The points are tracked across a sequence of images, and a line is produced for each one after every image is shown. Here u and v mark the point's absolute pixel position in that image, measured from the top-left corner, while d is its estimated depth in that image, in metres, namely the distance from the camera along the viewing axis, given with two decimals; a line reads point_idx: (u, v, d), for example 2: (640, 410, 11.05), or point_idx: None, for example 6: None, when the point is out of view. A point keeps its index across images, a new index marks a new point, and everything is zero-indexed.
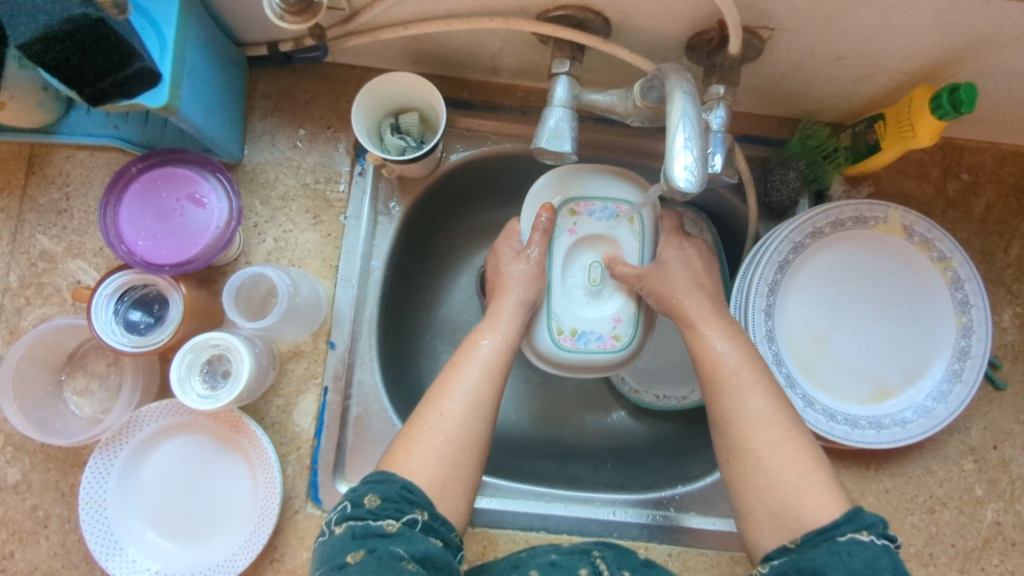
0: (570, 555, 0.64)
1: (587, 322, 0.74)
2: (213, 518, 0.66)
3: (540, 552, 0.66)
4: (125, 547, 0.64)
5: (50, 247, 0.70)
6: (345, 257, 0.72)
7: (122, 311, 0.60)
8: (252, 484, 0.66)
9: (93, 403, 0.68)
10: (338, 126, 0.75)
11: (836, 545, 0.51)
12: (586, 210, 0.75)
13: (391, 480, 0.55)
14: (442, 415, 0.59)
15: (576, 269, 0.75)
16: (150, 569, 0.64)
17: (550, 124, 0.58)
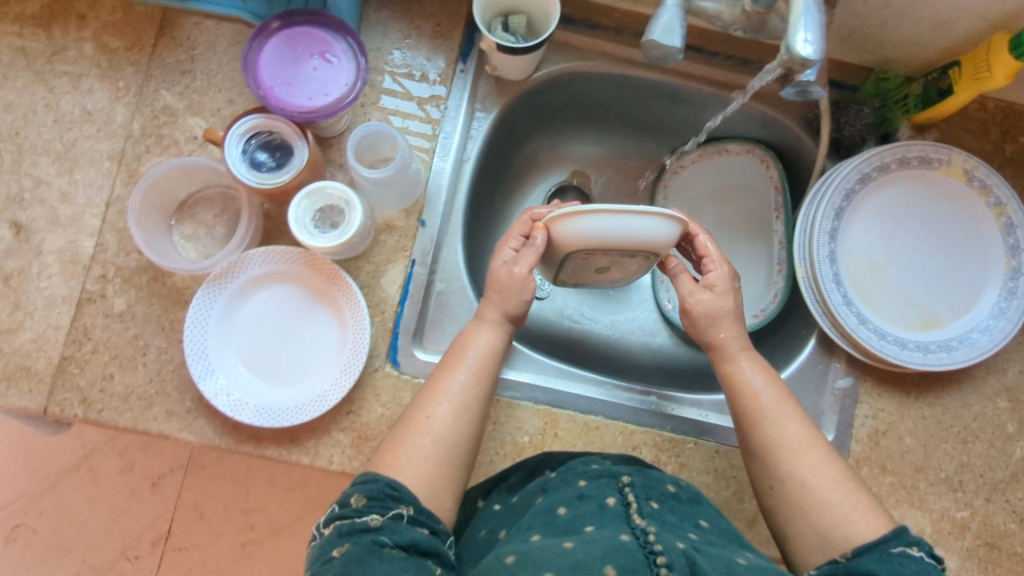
0: (598, 480, 0.65)
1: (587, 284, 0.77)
2: (299, 363, 0.71)
3: (567, 473, 0.67)
4: (217, 375, 0.69)
5: (172, 103, 0.75)
6: (442, 143, 0.78)
7: (250, 151, 0.65)
8: (341, 345, 0.71)
9: (199, 248, 0.73)
10: (446, 25, 0.79)
11: (889, 556, 0.57)
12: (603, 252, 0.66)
13: (376, 479, 0.59)
14: (430, 417, 0.64)
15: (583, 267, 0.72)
16: (238, 398, 0.69)
17: (662, 20, 0.63)
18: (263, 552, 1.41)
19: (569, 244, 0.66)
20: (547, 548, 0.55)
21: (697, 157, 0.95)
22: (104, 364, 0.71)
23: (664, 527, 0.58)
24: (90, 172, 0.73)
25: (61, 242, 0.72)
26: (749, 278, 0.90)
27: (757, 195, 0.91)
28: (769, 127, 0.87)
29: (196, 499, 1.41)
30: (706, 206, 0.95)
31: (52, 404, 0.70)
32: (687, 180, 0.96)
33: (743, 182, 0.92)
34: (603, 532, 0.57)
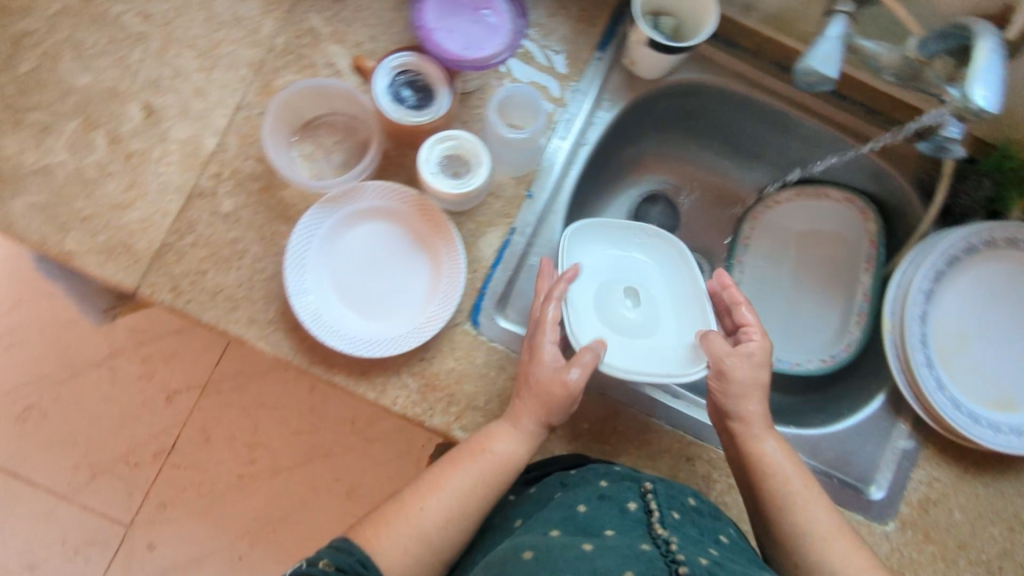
0: (621, 483, 0.66)
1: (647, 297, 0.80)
2: (387, 303, 0.72)
3: (589, 473, 0.68)
4: (308, 295, 0.70)
5: (319, 27, 0.77)
6: (564, 123, 0.78)
7: (396, 86, 0.66)
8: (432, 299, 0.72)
9: (313, 169, 0.75)
10: (593, 9, 0.80)
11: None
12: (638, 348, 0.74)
13: (349, 550, 0.59)
14: (422, 510, 0.63)
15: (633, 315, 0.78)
16: (324, 321, 0.70)
17: (822, 49, 0.64)
18: (259, 487, 1.36)
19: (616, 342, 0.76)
20: (565, 548, 0.56)
21: (793, 195, 0.95)
22: (200, 260, 0.72)
23: (687, 540, 0.59)
24: (227, 74, 0.75)
25: (185, 133, 0.74)
26: (824, 323, 0.91)
27: (849, 245, 0.91)
28: (879, 180, 0.87)
29: (206, 423, 1.38)
30: (792, 246, 0.96)
31: (144, 285, 0.71)
32: (778, 216, 0.96)
33: (836, 229, 0.93)
34: (623, 538, 0.58)
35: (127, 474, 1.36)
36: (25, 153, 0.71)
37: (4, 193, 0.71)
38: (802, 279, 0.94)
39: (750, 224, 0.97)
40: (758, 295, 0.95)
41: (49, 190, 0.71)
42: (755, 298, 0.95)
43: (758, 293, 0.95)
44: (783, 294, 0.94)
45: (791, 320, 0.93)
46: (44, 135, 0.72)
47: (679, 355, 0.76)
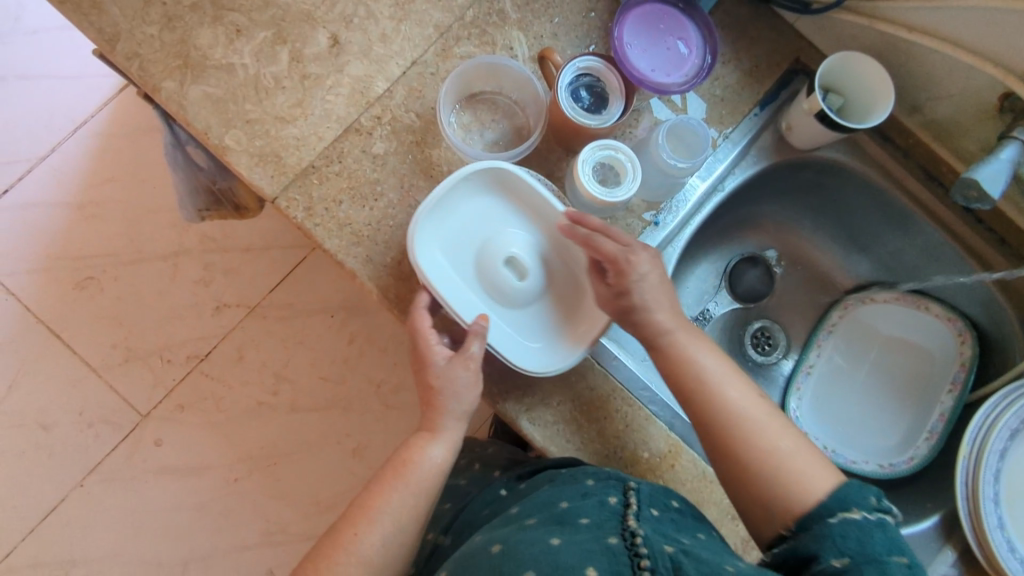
0: (606, 482, 0.68)
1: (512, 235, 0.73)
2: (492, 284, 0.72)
3: (578, 471, 0.70)
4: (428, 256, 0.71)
5: (509, 10, 0.80)
6: (709, 164, 0.81)
7: (576, 84, 0.69)
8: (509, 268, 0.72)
9: (466, 138, 0.78)
10: (767, 66, 0.82)
11: (827, 526, 0.58)
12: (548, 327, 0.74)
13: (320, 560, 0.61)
14: (355, 537, 0.65)
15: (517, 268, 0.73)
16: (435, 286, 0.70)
17: (990, 169, 0.66)
18: (275, 420, 1.37)
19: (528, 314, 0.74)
20: (534, 543, 0.60)
21: (894, 298, 0.95)
22: (339, 190, 0.75)
23: (657, 534, 0.61)
24: (413, 28, 0.79)
25: (361, 72, 0.77)
26: (887, 429, 0.91)
27: (935, 362, 0.91)
28: (988, 310, 0.87)
29: (246, 342, 1.38)
30: (871, 344, 0.96)
31: (282, 198, 0.74)
32: (869, 314, 0.97)
33: (924, 342, 0.93)
34: (592, 531, 0.61)
35: (161, 367, 1.36)
36: (215, 47, 0.76)
37: (186, 77, 0.75)
38: (874, 380, 0.95)
39: (839, 313, 0.98)
40: (827, 384, 0.96)
41: (226, 86, 0.75)
42: (822, 385, 0.96)
43: (827, 381, 0.96)
44: (853, 390, 0.95)
45: (855, 417, 0.93)
46: (236, 37, 0.76)
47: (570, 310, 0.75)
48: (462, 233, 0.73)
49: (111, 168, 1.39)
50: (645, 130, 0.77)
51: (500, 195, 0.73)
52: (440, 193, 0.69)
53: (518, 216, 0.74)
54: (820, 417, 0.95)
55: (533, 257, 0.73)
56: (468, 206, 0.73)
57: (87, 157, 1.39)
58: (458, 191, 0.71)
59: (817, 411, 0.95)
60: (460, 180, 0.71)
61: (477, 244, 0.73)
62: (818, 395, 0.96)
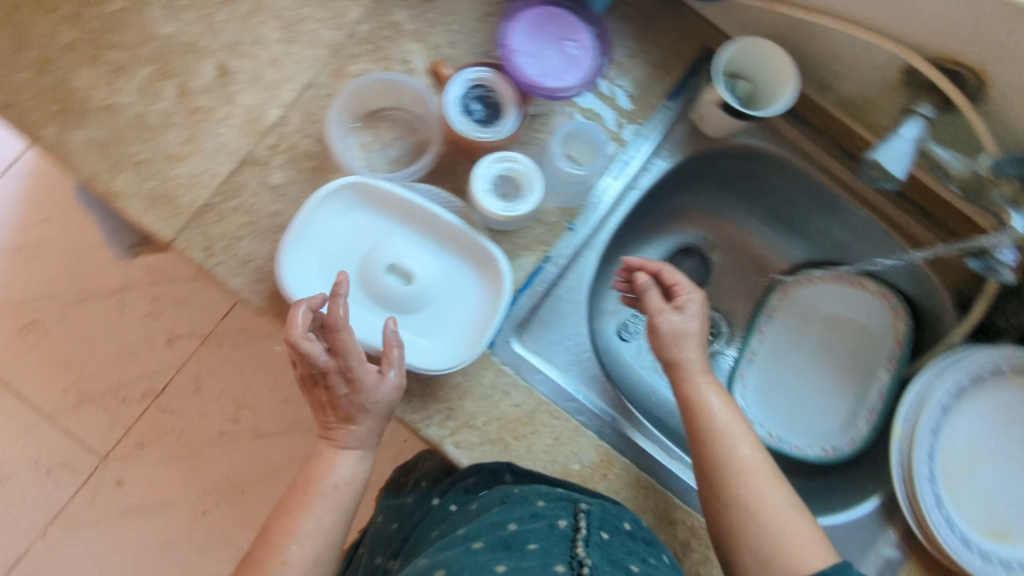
0: (556, 502, 0.66)
1: (398, 245, 0.70)
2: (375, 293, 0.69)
3: (529, 491, 0.68)
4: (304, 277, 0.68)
5: (403, 22, 0.78)
6: (620, 163, 0.80)
7: (468, 97, 0.67)
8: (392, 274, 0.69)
9: (367, 158, 0.75)
10: (673, 58, 0.80)
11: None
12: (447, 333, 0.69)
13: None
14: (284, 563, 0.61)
15: (404, 277, 0.69)
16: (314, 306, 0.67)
17: (892, 147, 0.65)
18: (238, 448, 1.34)
19: (422, 323, 0.70)
20: (478, 570, 0.58)
21: (830, 278, 0.94)
22: (239, 226, 0.73)
23: (604, 561, 0.59)
24: (304, 50, 0.76)
25: (254, 100, 0.74)
26: (831, 411, 0.91)
27: (874, 339, 0.90)
28: (916, 283, 0.87)
29: (201, 373, 1.35)
30: (811, 324, 0.95)
31: (179, 239, 0.72)
32: (807, 295, 0.96)
33: (861, 320, 0.92)
34: (540, 558, 0.58)
35: (113, 409, 1.32)
36: (95, 88, 0.72)
37: (67, 121, 0.72)
38: (816, 362, 0.94)
39: (775, 298, 0.97)
40: (771, 370, 0.96)
41: (110, 127, 0.72)
42: (766, 371, 0.96)
43: (770, 367, 0.96)
44: (796, 374, 0.94)
45: (799, 401, 0.93)
46: (118, 75, 0.73)
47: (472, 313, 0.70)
48: (346, 250, 0.70)
49: (41, 207, 1.35)
50: (550, 135, 0.75)
51: (371, 205, 0.70)
52: (300, 218, 0.67)
53: (395, 222, 0.71)
54: (766, 404, 0.94)
55: (417, 260, 0.70)
56: (341, 224, 0.70)
57: (15, 200, 1.34)
58: (322, 212, 0.69)
59: (762, 398, 0.95)
60: (324, 200, 0.68)
61: (358, 261, 0.70)
62: (763, 381, 0.95)
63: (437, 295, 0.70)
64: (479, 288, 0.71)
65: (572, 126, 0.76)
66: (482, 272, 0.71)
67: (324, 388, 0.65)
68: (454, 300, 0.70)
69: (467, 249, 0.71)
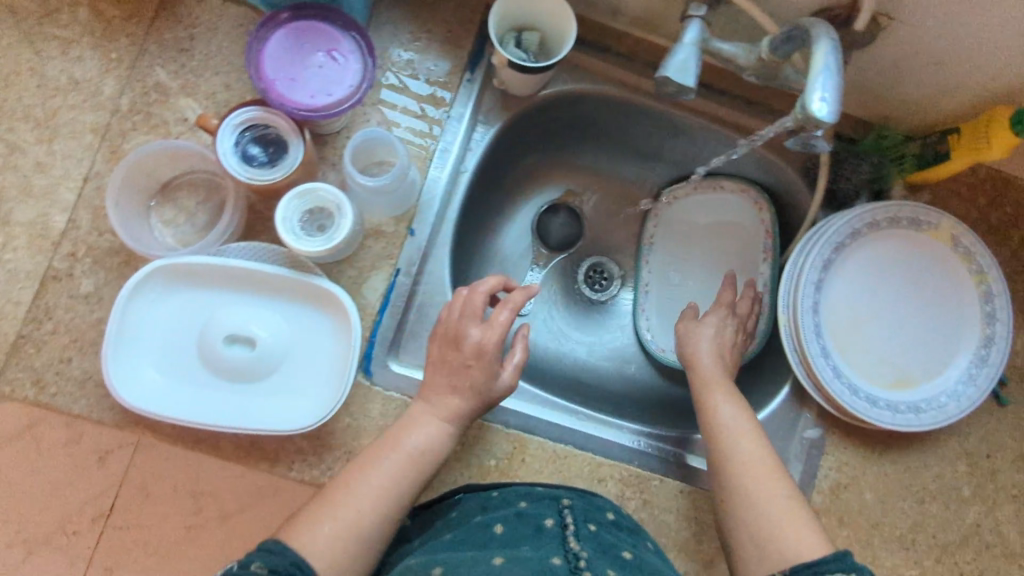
0: (540, 501, 0.67)
1: (232, 314, 0.66)
2: (221, 371, 0.65)
3: (509, 493, 0.68)
4: (143, 379, 0.64)
5: (166, 81, 0.72)
6: (439, 153, 0.75)
7: (244, 143, 0.63)
8: (233, 346, 0.65)
9: (177, 234, 0.71)
10: (458, 31, 0.77)
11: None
12: (309, 387, 0.66)
13: (281, 552, 0.56)
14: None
15: (247, 344, 0.65)
16: (160, 404, 0.64)
17: (677, 59, 0.62)
18: None
19: (281, 384, 0.66)
20: (475, 565, 0.57)
21: (694, 188, 0.94)
22: (64, 347, 0.68)
23: (599, 551, 0.60)
24: (71, 143, 0.70)
25: (31, 215, 0.69)
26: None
27: (748, 235, 0.90)
28: (769, 170, 0.86)
29: None
30: (688, 237, 0.95)
31: (4, 383, 0.66)
32: (679, 211, 0.95)
33: (732, 220, 0.92)
34: (536, 553, 0.58)
35: None
36: None
37: None
38: (704, 271, 0.93)
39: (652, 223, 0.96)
40: (665, 292, 0.93)
41: None
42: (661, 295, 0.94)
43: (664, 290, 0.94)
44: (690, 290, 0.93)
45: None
46: None
47: (329, 357, 0.67)
48: (180, 336, 0.66)
49: None
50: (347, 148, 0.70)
51: (188, 283, 0.66)
52: (113, 321, 0.63)
53: (222, 291, 0.67)
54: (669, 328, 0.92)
55: (255, 321, 0.66)
56: (164, 313, 0.66)
57: None
58: (137, 309, 0.65)
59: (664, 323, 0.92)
60: (137, 293, 0.64)
61: (195, 344, 0.66)
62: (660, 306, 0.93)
63: (288, 349, 0.67)
64: (330, 326, 0.67)
65: (377, 132, 0.71)
66: (326, 309, 0.67)
67: (453, 353, 0.68)
68: (309, 351, 0.67)
69: (303, 290, 0.67)
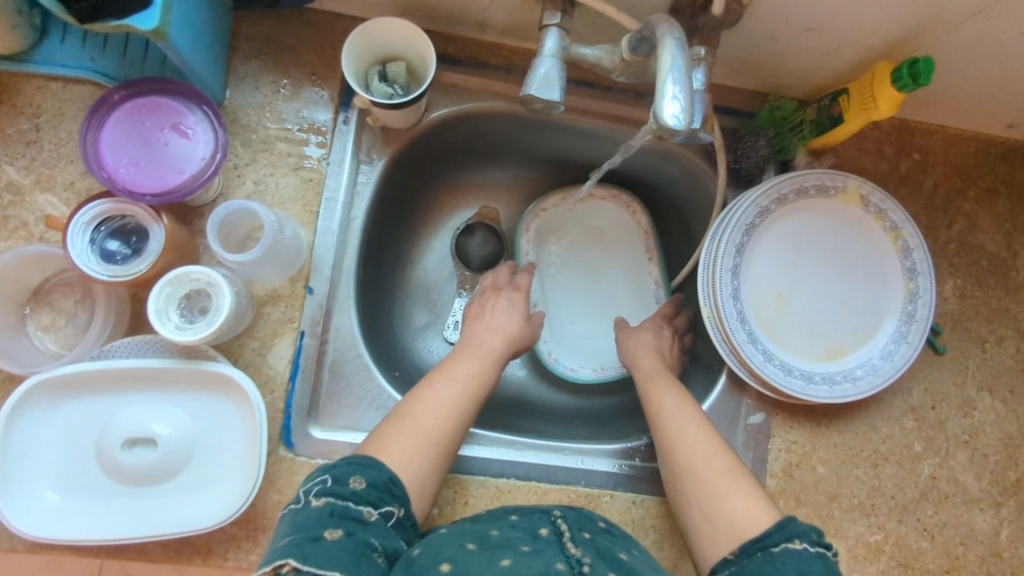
0: (530, 515, 0.65)
1: (124, 416, 0.62)
2: (124, 478, 0.62)
3: (497, 510, 0.67)
4: (40, 500, 0.61)
5: (17, 179, 0.67)
6: (326, 204, 0.72)
7: (100, 240, 0.59)
8: (133, 449, 0.62)
9: (59, 338, 0.67)
10: (323, 72, 0.73)
11: (770, 555, 0.56)
12: (220, 478, 0.63)
13: (377, 468, 0.59)
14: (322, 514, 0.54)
15: (147, 445, 0.62)
16: (63, 524, 0.61)
17: (539, 72, 0.59)
18: None
19: (191, 480, 0.63)
20: (487, 564, 0.55)
21: (563, 198, 0.88)
22: None
23: (599, 557, 0.59)
24: None
25: None
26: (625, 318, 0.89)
27: (625, 237, 0.90)
28: (671, 162, 0.82)
29: None
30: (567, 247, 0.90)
31: None
32: (553, 221, 0.89)
33: (607, 223, 0.90)
34: (540, 556, 0.57)
35: None
36: None
37: None
38: (589, 279, 0.90)
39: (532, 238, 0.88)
40: (558, 309, 0.88)
41: None
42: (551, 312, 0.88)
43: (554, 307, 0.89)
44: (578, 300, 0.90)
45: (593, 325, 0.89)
46: None
47: (239, 444, 0.64)
48: (74, 447, 0.63)
49: None
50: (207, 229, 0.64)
51: (76, 392, 0.63)
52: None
53: (112, 393, 0.63)
54: (569, 344, 0.87)
55: (151, 420, 0.62)
56: (56, 426, 0.62)
57: None
58: (23, 428, 0.61)
59: (563, 340, 0.87)
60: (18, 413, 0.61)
61: (93, 452, 0.63)
62: (554, 325, 0.88)
63: (196, 441, 0.64)
64: (234, 411, 0.64)
65: (237, 202, 0.66)
66: (230, 394, 0.64)
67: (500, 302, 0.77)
68: (217, 439, 0.64)
69: (201, 378, 0.64)
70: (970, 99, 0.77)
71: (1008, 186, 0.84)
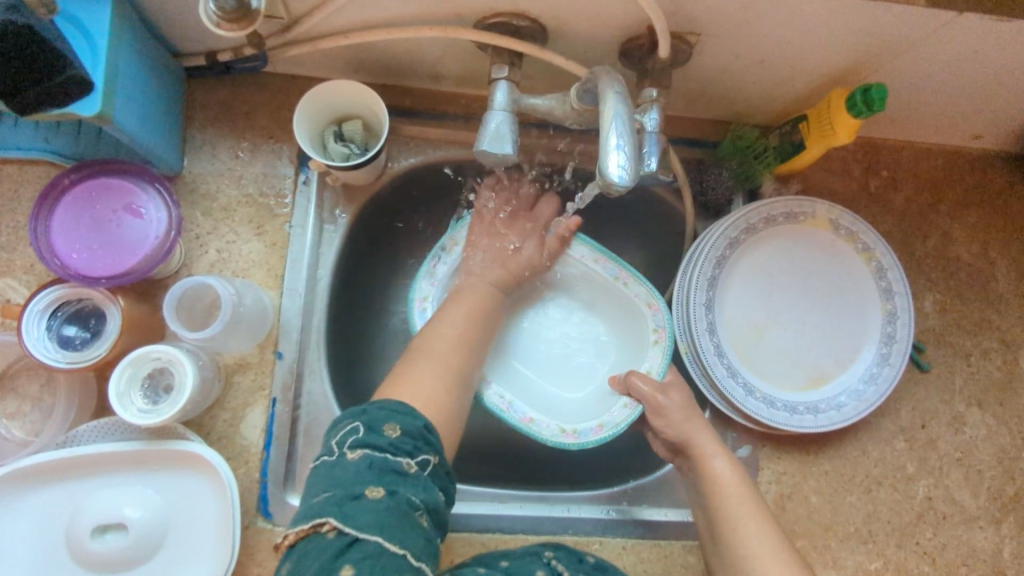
0: (522, 558, 0.63)
1: (92, 502, 0.61)
2: (95, 566, 0.60)
3: (489, 556, 0.64)
4: None
5: None
6: (291, 266, 0.71)
7: (56, 327, 0.61)
8: (103, 535, 0.61)
9: (25, 424, 0.64)
10: (281, 135, 0.73)
11: None
12: (196, 558, 0.62)
13: (412, 414, 0.54)
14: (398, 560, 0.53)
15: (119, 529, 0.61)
16: None
17: (491, 127, 0.58)
18: None
19: (166, 563, 0.62)
20: None
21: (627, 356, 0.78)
22: None
23: None
24: None
25: None
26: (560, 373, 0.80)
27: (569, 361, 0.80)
28: (639, 195, 0.81)
29: None
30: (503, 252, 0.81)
31: None
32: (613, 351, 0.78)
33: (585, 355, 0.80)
34: None
35: None
36: None
37: None
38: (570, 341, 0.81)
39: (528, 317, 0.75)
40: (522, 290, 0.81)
41: None
42: None
43: None
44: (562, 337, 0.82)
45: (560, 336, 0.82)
46: None
47: (214, 521, 0.63)
48: (44, 537, 0.61)
49: None
50: (167, 309, 0.64)
51: (44, 480, 0.62)
52: None
53: (80, 478, 0.62)
54: None
55: (120, 505, 0.61)
56: (26, 522, 0.61)
57: None
58: None
59: None
60: None
61: (65, 543, 0.61)
62: None
63: (169, 521, 0.62)
64: (206, 487, 0.63)
65: (192, 278, 0.65)
66: (200, 468, 0.63)
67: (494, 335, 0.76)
68: (192, 517, 0.63)
69: (171, 456, 0.63)
70: (930, 115, 0.77)
71: (978, 196, 0.84)
